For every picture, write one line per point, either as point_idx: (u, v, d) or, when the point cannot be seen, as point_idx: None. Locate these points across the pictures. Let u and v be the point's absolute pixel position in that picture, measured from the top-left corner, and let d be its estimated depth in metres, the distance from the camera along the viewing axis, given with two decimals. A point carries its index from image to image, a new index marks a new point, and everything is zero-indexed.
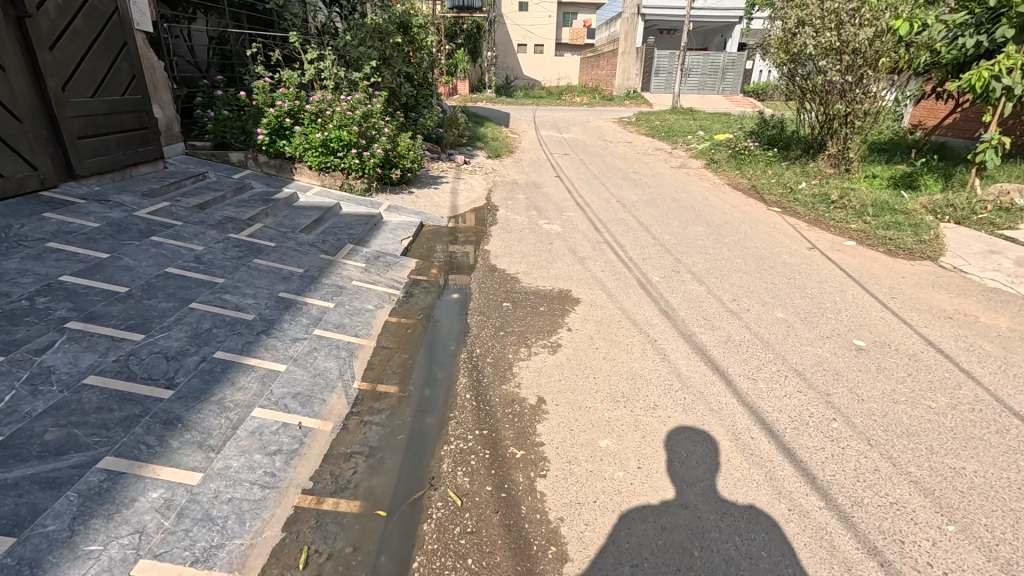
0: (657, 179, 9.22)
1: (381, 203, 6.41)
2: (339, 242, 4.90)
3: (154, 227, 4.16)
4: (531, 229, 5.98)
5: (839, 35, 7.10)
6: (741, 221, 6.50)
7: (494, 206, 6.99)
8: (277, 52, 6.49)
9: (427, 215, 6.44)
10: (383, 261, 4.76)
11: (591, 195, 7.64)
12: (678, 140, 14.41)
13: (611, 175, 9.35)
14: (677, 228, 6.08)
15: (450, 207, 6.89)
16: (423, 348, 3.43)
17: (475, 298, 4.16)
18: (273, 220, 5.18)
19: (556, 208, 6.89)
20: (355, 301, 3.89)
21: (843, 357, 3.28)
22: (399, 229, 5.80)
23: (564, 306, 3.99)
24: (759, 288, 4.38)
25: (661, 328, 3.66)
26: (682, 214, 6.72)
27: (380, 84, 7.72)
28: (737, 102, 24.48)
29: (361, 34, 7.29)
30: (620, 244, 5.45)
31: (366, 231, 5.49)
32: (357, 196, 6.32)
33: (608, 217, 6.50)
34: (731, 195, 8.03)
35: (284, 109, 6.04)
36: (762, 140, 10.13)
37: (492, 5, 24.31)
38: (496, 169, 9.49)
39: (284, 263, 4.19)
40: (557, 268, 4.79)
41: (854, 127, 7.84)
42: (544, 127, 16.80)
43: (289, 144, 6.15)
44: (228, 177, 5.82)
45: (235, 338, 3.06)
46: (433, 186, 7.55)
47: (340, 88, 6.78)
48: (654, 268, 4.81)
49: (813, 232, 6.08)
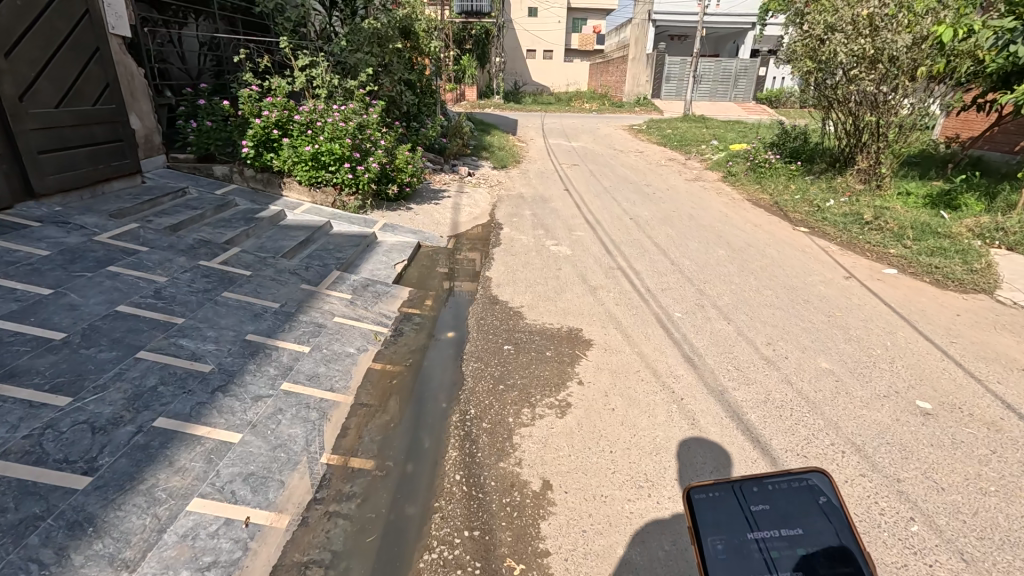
0: (672, 194, 8.71)
1: (376, 220, 5.95)
2: (324, 269, 4.43)
3: (114, 255, 3.71)
4: (537, 251, 5.49)
5: (874, 42, 6.58)
6: (767, 243, 5.97)
7: (498, 223, 6.51)
8: (267, 58, 6.03)
9: (425, 235, 5.95)
10: (372, 291, 4.27)
11: (602, 211, 7.15)
12: (692, 150, 13.91)
13: (624, 189, 8.86)
14: (697, 251, 5.56)
15: (451, 224, 6.41)
16: (409, 406, 2.93)
17: (472, 339, 3.66)
18: (254, 242, 4.72)
19: (565, 226, 6.40)
20: (335, 344, 3.40)
21: (908, 426, 2.75)
22: (394, 251, 5.33)
23: (574, 351, 3.48)
24: (797, 328, 3.85)
25: (687, 381, 3.14)
26: (701, 234, 6.19)
27: (379, 92, 7.27)
28: (750, 111, 23.94)
29: (359, 38, 6.84)
30: (635, 271, 4.94)
31: (357, 255, 5.02)
32: (350, 214, 5.86)
33: (621, 238, 6.00)
34: (752, 212, 7.51)
35: (271, 120, 5.59)
36: (783, 152, 9.55)
37: (501, 11, 24.00)
38: (501, 181, 9.02)
39: (258, 297, 3.72)
40: (566, 299, 4.29)
41: (886, 141, 7.30)
42: (553, 135, 16.37)
43: (277, 157, 5.71)
44: (210, 194, 5.39)
45: (185, 399, 2.58)
46: (434, 202, 7.09)
47: (334, 96, 6.32)
48: (675, 301, 4.30)
49: (847, 257, 5.54)
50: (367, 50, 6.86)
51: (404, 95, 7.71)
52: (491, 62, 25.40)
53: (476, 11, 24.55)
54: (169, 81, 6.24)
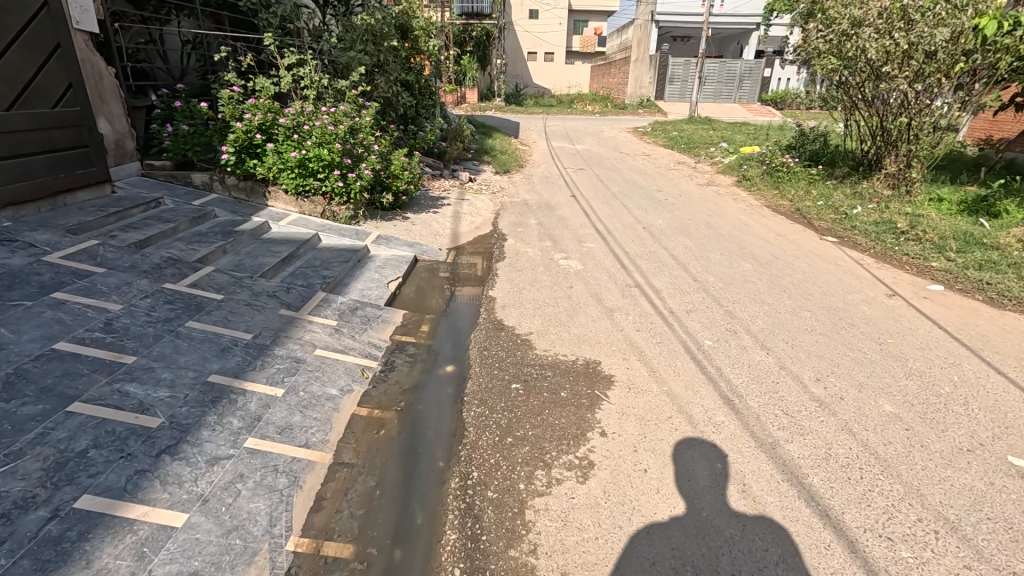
0: (685, 199, 8.22)
1: (369, 232, 5.47)
2: (308, 290, 3.95)
3: (63, 278, 3.22)
4: (544, 266, 5.00)
5: (908, 35, 6.09)
6: (794, 255, 5.49)
7: (501, 234, 6.03)
8: (251, 57, 5.55)
9: (422, 247, 5.47)
10: (360, 316, 3.78)
11: (613, 220, 6.66)
12: (700, 152, 13.43)
13: (633, 194, 8.37)
14: (720, 265, 5.07)
15: (450, 235, 5.93)
16: (399, 465, 2.45)
17: (474, 374, 3.17)
18: (232, 260, 4.24)
19: (573, 237, 5.92)
20: (314, 384, 2.91)
21: (1007, 493, 2.25)
22: (387, 267, 4.85)
23: (592, 391, 2.99)
24: (846, 358, 3.35)
25: (730, 431, 2.65)
26: (722, 245, 5.70)
27: (374, 92, 6.80)
28: (756, 112, 23.45)
29: (354, 34, 6.38)
30: (655, 290, 4.45)
31: (346, 273, 4.53)
32: (340, 225, 5.39)
33: (635, 250, 5.52)
34: (773, 220, 7.02)
35: (253, 123, 5.10)
36: (802, 155, 9.01)
37: (502, 12, 23.56)
38: (504, 187, 8.54)
39: (228, 326, 3.23)
40: (581, 324, 3.80)
41: (917, 143, 6.81)
42: (556, 138, 15.88)
43: (261, 164, 5.23)
44: (186, 205, 4.93)
45: (121, 467, 2.09)
46: (433, 210, 6.61)
47: (324, 98, 5.84)
48: (703, 326, 3.81)
49: (886, 272, 5.04)
50: (363, 47, 6.40)
51: (401, 97, 7.25)
52: (491, 63, 24.98)
53: (476, 12, 24.14)
54: (149, 82, 5.79)
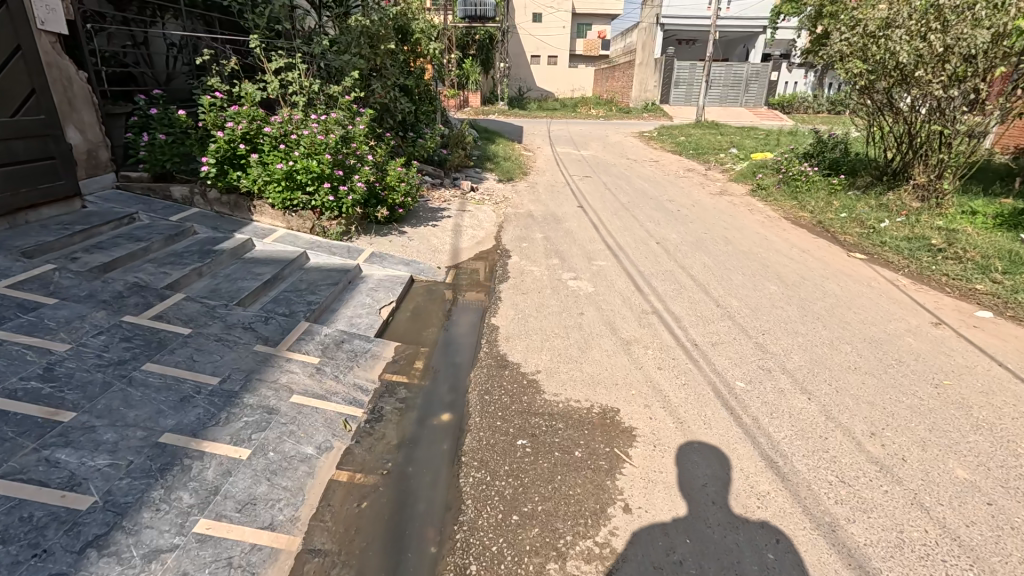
0: (699, 210, 7.80)
1: (362, 249, 5.07)
2: (290, 321, 3.54)
3: (5, 312, 2.82)
4: (552, 288, 4.59)
5: (944, 37, 5.67)
6: (823, 275, 5.05)
7: (505, 250, 5.62)
8: (236, 60, 5.14)
9: (419, 265, 5.06)
10: (346, 351, 3.36)
11: (624, 234, 6.25)
12: (710, 159, 13.00)
13: (644, 205, 7.95)
14: (743, 288, 4.65)
15: (450, 251, 5.54)
16: (383, 553, 2.02)
17: (473, 427, 2.74)
18: (208, 284, 3.85)
19: (582, 254, 5.50)
20: (286, 442, 2.48)
21: None
22: (380, 290, 4.44)
23: (611, 449, 2.57)
24: (901, 407, 2.92)
25: (778, 507, 2.22)
26: (744, 264, 5.28)
27: (370, 98, 6.41)
28: (764, 117, 22.99)
29: (349, 37, 6.02)
30: (675, 317, 4.03)
31: (334, 298, 4.13)
32: (331, 242, 4.99)
33: (650, 270, 5.10)
34: (794, 234, 6.59)
35: (237, 133, 4.69)
36: (821, 163, 8.56)
37: (505, 15, 23.19)
38: (508, 197, 8.13)
39: (193, 368, 2.81)
40: (594, 360, 3.38)
41: (949, 152, 6.38)
42: (560, 143, 15.47)
43: (245, 176, 4.83)
44: (163, 221, 4.54)
45: (31, 571, 1.67)
46: (432, 224, 6.21)
47: (315, 104, 5.45)
48: (732, 363, 3.38)
49: (926, 296, 4.60)
50: (358, 51, 6.03)
51: (399, 101, 6.93)
52: (495, 66, 24.70)
53: None
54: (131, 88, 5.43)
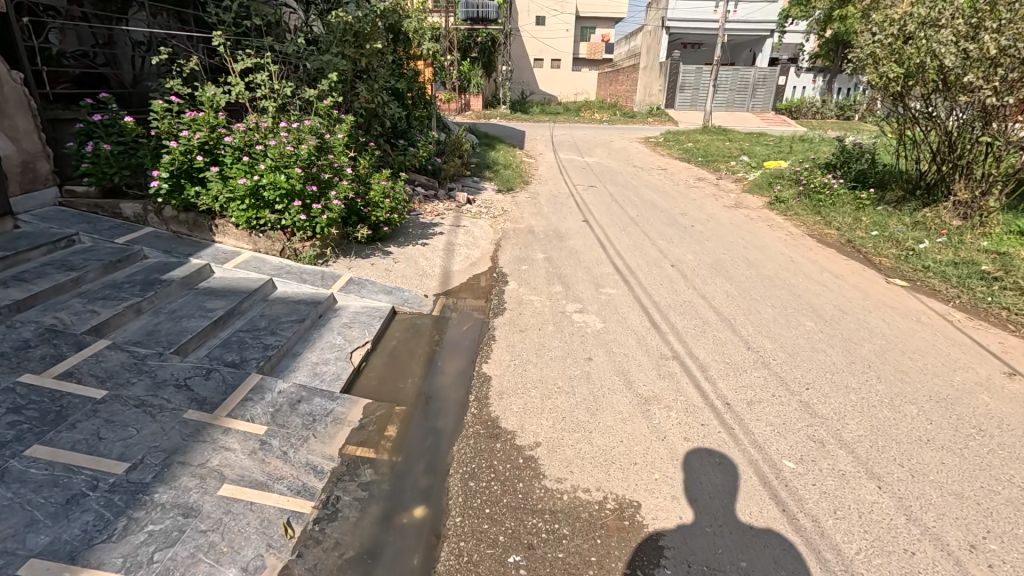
0: (715, 226, 7.17)
1: (338, 275, 4.46)
2: (237, 373, 2.91)
3: None
4: (556, 324, 3.97)
5: (998, 39, 5.04)
6: (864, 307, 4.43)
7: (502, 274, 5.01)
8: (199, 59, 4.53)
9: (403, 293, 4.45)
10: (302, 415, 2.74)
11: (636, 255, 5.63)
12: (721, 167, 12.35)
13: (655, 220, 7.33)
14: (775, 324, 4.03)
15: (441, 275, 4.93)
16: None
17: (453, 532, 2.12)
18: (147, 324, 3.24)
19: (589, 279, 4.89)
20: (200, 564, 1.86)
21: None
22: (356, 326, 3.83)
23: (631, 572, 1.95)
24: (998, 502, 2.30)
25: None
26: (773, 293, 4.66)
27: (355, 102, 5.83)
28: (773, 122, 22.36)
29: (330, 36, 5.45)
30: (700, 365, 3.41)
31: (298, 339, 3.51)
32: (302, 268, 4.38)
33: (666, 300, 4.48)
34: (823, 255, 5.96)
35: (194, 143, 4.07)
36: (846, 175, 7.93)
37: (508, 17, 22.57)
38: (507, 210, 7.52)
39: (96, 450, 2.19)
40: (605, 427, 2.75)
41: (999, 166, 5.76)
42: (563, 150, 14.85)
43: (205, 192, 4.22)
44: (108, 244, 3.95)
45: None
46: (422, 242, 5.61)
47: (289, 109, 4.85)
48: (775, 432, 2.75)
49: (989, 335, 3.97)
50: (340, 51, 5.46)
51: (388, 106, 6.36)
52: (497, 69, 24.07)
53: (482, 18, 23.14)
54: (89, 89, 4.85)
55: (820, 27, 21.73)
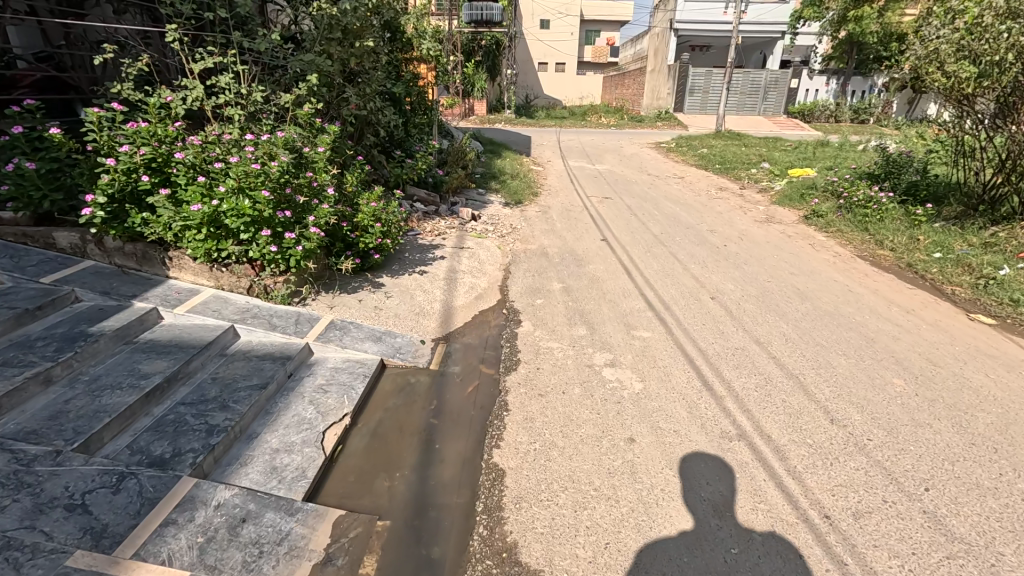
0: (750, 245, 6.39)
1: (317, 319, 3.69)
2: (160, 479, 2.14)
3: None
4: (584, 384, 3.19)
5: None
6: (955, 355, 3.64)
7: (514, 311, 4.24)
8: (149, 58, 3.77)
9: (394, 338, 3.68)
10: (244, 547, 1.96)
11: (669, 285, 4.86)
12: (742, 175, 11.56)
13: (682, 237, 6.55)
14: (854, 383, 3.25)
15: (442, 314, 4.16)
16: None
17: None
18: (58, 400, 2.48)
19: (617, 318, 4.12)
20: None
21: None
22: (333, 389, 3.05)
23: None
24: None
25: None
26: (841, 337, 3.88)
27: (343, 107, 5.09)
28: (787, 126, 21.55)
29: (312, 33, 4.73)
30: (776, 451, 2.63)
31: (256, 413, 2.74)
32: (272, 310, 3.61)
33: (712, 347, 3.70)
34: (883, 282, 5.16)
35: (137, 160, 3.31)
36: (893, 186, 7.13)
37: (513, 19, 21.88)
38: (516, 227, 6.76)
39: None
40: (666, 566, 1.99)
41: None
42: (572, 156, 14.11)
43: (153, 219, 3.46)
44: (32, 285, 3.19)
45: None
46: (421, 270, 4.85)
47: (261, 117, 4.10)
48: (908, 573, 1.97)
49: None
50: (325, 50, 4.73)
51: (383, 113, 5.64)
52: (502, 73, 23.37)
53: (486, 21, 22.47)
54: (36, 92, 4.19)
55: (834, 28, 20.90)
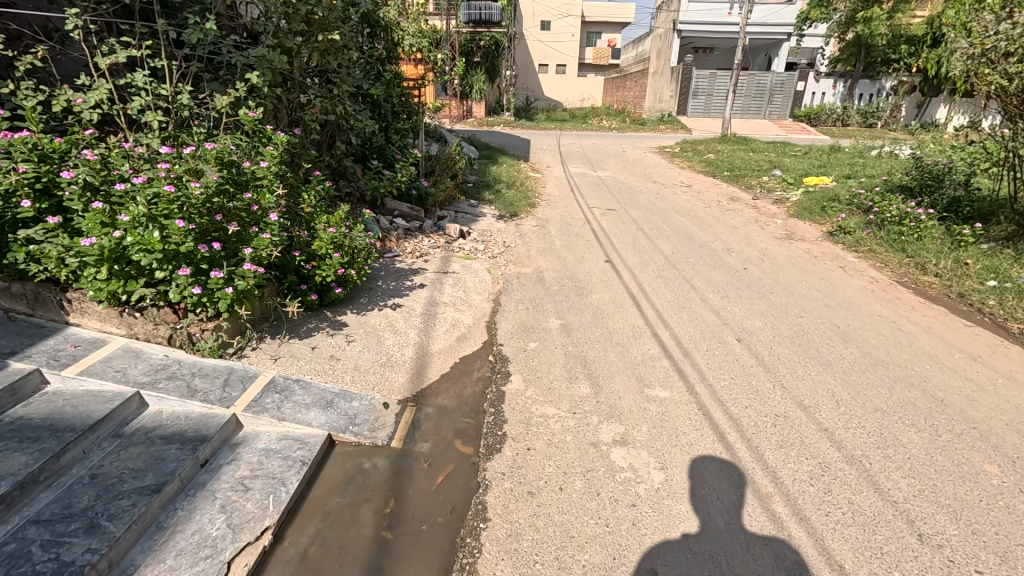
0: (774, 267, 5.68)
1: (251, 377, 2.95)
2: None
3: None
4: (589, 475, 2.45)
5: None
6: None
7: (502, 359, 3.50)
8: (46, 50, 3.02)
9: (349, 402, 2.94)
10: None
11: (687, 322, 4.13)
12: (753, 184, 10.85)
13: (696, 258, 5.84)
14: (936, 473, 2.52)
15: (414, 363, 3.42)
16: None
17: None
18: None
19: (628, 370, 3.39)
20: None
21: None
22: (256, 485, 2.31)
23: None
24: None
25: None
26: (904, 398, 3.15)
27: (305, 109, 4.36)
28: (794, 130, 20.87)
29: (265, 23, 4.02)
30: None
31: (140, 532, 2.00)
32: (195, 368, 2.88)
33: (747, 414, 2.97)
34: (936, 317, 4.43)
35: (15, 181, 2.57)
36: (929, 200, 6.42)
37: (513, 19, 21.20)
38: (510, 245, 6.02)
39: None
40: None
41: None
42: (573, 161, 13.41)
43: (42, 254, 2.72)
44: None
45: None
46: (394, 303, 4.12)
47: (193, 122, 3.37)
48: None
49: None
50: (280, 44, 4.01)
51: (358, 116, 4.95)
52: (501, 75, 22.69)
53: None
54: None
55: (842, 31, 20.19)
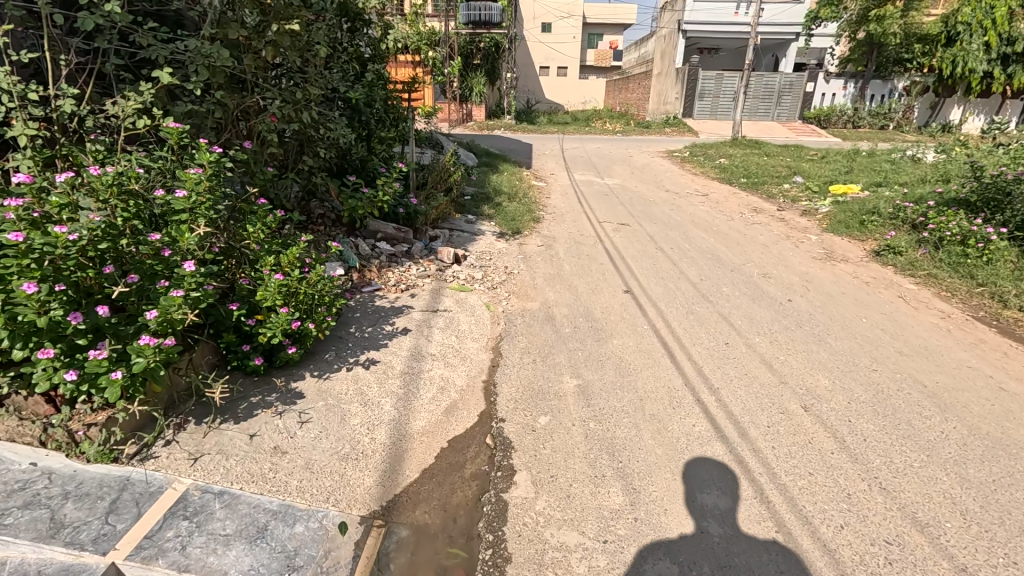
0: (822, 297, 4.83)
1: (152, 491, 2.11)
2: None
3: None
4: None
5: None
6: None
7: (505, 445, 2.66)
8: None
9: (289, 527, 2.08)
10: None
11: (736, 381, 3.29)
12: (775, 192, 10.00)
13: (729, 286, 4.99)
14: None
15: (388, 454, 2.57)
16: None
17: None
18: None
19: (672, 463, 2.54)
20: None
21: None
22: None
23: None
24: None
25: None
26: None
27: (258, 117, 3.53)
28: (806, 132, 20.05)
29: (205, 9, 3.21)
30: None
31: None
32: (69, 483, 2.05)
33: (846, 541, 2.13)
34: None
35: None
36: (995, 216, 5.57)
37: (513, 19, 20.45)
38: (512, 270, 5.19)
39: None
40: None
41: None
42: (578, 167, 12.58)
43: None
44: None
45: None
46: (368, 360, 3.28)
47: (89, 138, 2.55)
48: None
49: None
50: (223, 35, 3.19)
51: (330, 124, 4.12)
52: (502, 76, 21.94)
53: None
54: None
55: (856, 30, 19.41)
